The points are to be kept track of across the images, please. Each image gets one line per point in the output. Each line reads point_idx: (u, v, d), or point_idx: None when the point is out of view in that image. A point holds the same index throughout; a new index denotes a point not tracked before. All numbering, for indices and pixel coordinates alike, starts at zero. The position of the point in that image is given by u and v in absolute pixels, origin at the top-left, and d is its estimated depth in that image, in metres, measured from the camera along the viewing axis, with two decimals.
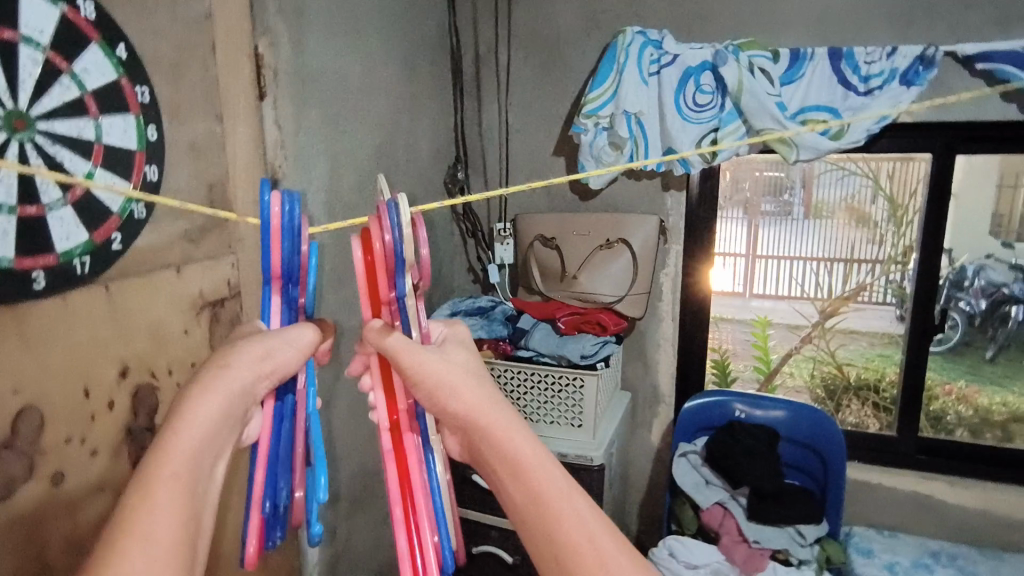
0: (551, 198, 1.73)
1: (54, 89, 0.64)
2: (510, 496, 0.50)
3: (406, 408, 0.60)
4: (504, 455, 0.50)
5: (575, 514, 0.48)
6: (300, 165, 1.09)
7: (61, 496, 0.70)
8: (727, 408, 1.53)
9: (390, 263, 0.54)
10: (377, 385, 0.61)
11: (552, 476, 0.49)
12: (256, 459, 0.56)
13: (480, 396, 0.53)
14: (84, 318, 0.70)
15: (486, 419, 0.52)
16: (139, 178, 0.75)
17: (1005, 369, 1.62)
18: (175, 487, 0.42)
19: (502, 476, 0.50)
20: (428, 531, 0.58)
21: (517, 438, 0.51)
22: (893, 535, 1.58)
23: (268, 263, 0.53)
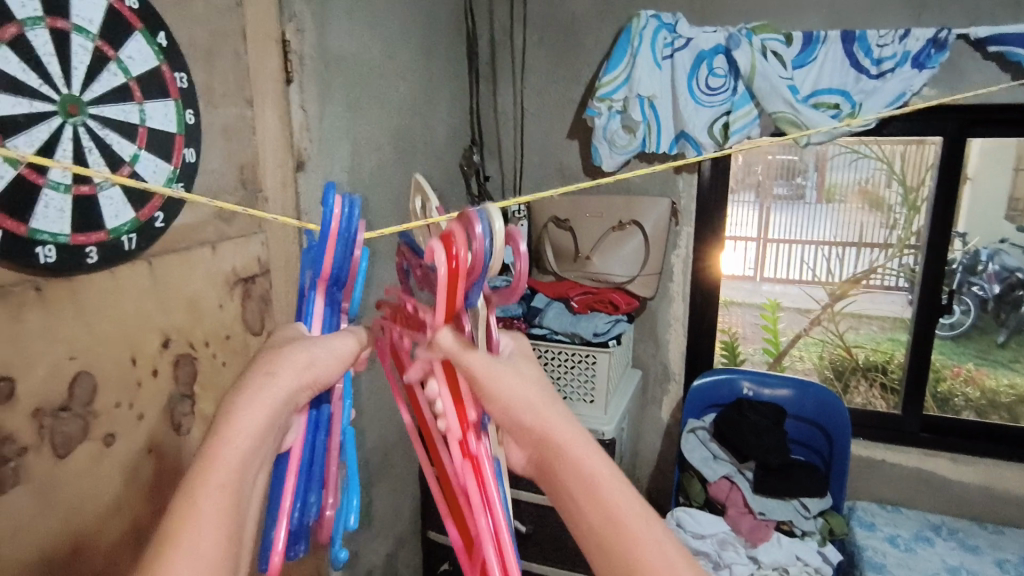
0: (564, 180, 1.76)
1: (103, 76, 0.68)
2: (584, 520, 0.50)
3: (477, 417, 0.57)
4: (580, 474, 0.50)
5: (654, 539, 0.48)
6: (324, 148, 1.13)
7: (112, 455, 0.75)
8: (735, 386, 1.57)
9: (478, 275, 0.53)
10: (445, 391, 0.57)
11: (625, 495, 0.50)
12: (289, 465, 0.55)
13: (554, 412, 0.54)
14: (131, 291, 0.75)
15: (563, 440, 0.52)
16: (179, 159, 0.79)
17: (1015, 352, 1.65)
18: (217, 499, 0.43)
19: (575, 494, 0.50)
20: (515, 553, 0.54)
21: (592, 457, 0.51)
22: (895, 509, 1.63)
23: (321, 263, 0.56)
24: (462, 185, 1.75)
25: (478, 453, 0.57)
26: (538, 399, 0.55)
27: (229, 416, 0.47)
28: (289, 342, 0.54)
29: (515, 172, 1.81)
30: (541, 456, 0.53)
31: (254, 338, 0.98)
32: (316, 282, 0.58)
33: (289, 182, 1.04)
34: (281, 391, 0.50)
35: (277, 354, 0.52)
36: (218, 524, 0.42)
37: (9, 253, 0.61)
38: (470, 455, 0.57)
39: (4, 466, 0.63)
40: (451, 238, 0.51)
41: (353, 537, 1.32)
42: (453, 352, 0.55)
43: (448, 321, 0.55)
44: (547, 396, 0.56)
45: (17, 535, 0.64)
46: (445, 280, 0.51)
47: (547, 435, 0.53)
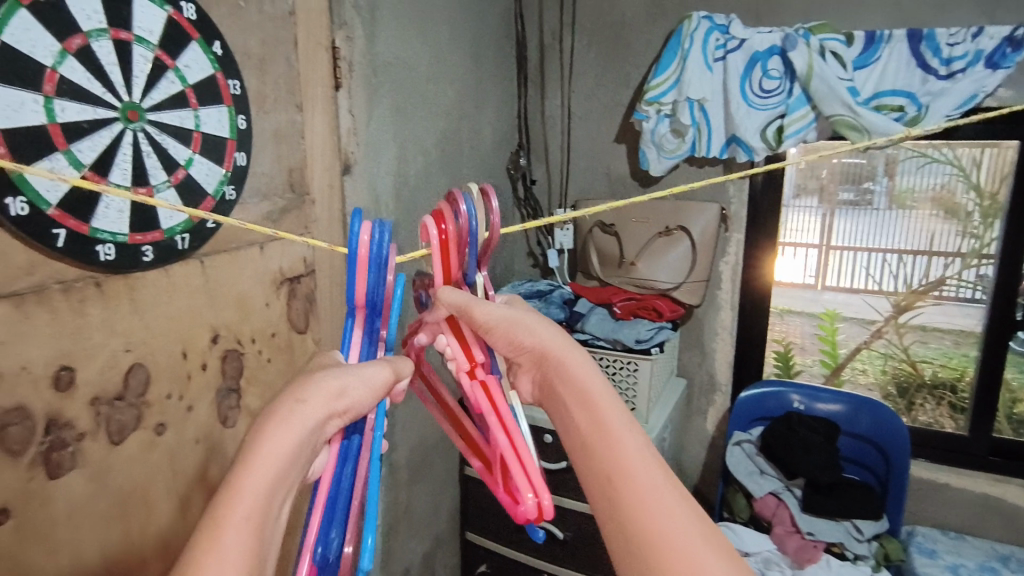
0: (611, 184, 1.74)
1: (162, 84, 0.72)
2: (575, 424, 0.56)
3: (482, 356, 0.65)
4: (574, 382, 0.58)
5: (635, 444, 0.54)
6: (370, 151, 1.15)
7: (162, 444, 0.79)
8: (784, 399, 1.51)
9: (469, 239, 0.62)
10: (451, 337, 0.65)
11: (613, 405, 0.56)
12: (315, 500, 0.57)
13: (550, 333, 0.61)
14: (184, 288, 0.79)
15: (599, 400, 0.56)
16: (230, 164, 0.83)
17: None
18: (243, 534, 0.43)
19: (570, 401, 0.57)
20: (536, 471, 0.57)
21: (584, 369, 0.59)
22: (958, 537, 1.53)
23: (354, 291, 0.59)
24: (508, 189, 1.76)
25: (486, 380, 0.63)
26: (562, 348, 0.60)
27: (256, 446, 0.47)
28: (324, 369, 0.55)
29: (562, 176, 1.80)
30: (547, 375, 0.61)
31: (298, 336, 1.02)
32: (354, 313, 0.61)
33: (336, 185, 1.07)
34: (308, 415, 0.51)
35: (305, 384, 0.53)
36: (241, 554, 0.42)
37: (71, 251, 0.64)
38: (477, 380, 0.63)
39: (63, 450, 0.67)
40: (440, 214, 0.62)
41: (391, 533, 1.34)
42: (457, 305, 0.61)
43: (449, 284, 0.64)
44: (579, 354, 0.60)
45: (72, 515, 0.68)
46: (438, 248, 0.62)
47: (569, 378, 0.58)
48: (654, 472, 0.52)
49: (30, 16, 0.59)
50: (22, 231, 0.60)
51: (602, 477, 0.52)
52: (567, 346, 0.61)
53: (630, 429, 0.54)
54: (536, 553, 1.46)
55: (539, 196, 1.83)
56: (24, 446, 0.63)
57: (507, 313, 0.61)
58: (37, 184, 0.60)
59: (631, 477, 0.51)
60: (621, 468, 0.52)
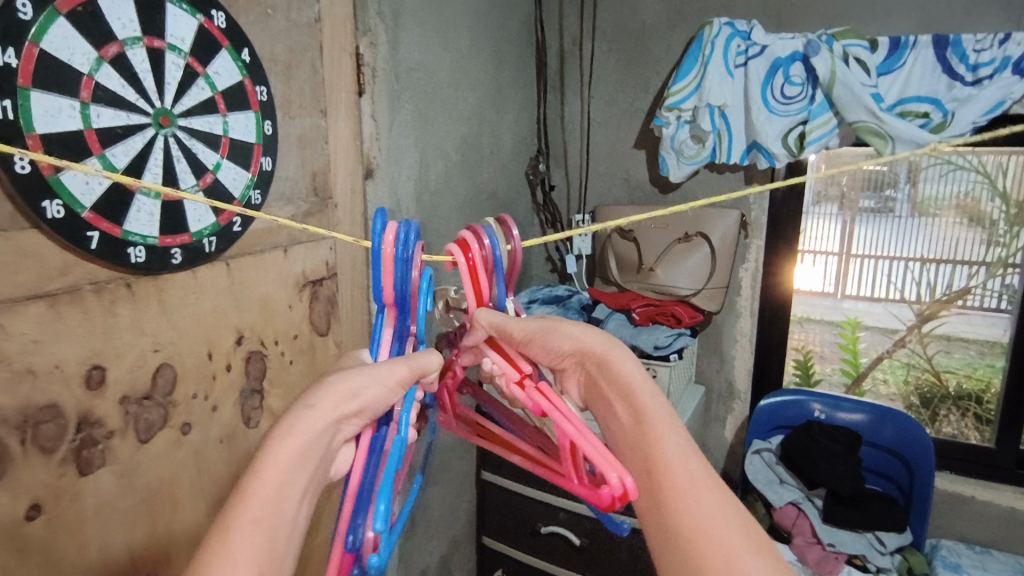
0: (630, 190, 1.74)
1: (192, 90, 0.74)
2: (621, 423, 0.58)
3: (529, 367, 0.67)
4: (618, 380, 0.60)
5: (676, 438, 0.54)
6: (392, 156, 1.17)
7: (187, 443, 0.80)
8: (805, 407, 1.49)
9: (495, 265, 0.66)
10: (495, 354, 0.67)
11: (656, 401, 0.57)
12: (345, 492, 0.58)
13: (586, 334, 0.64)
14: (210, 289, 0.81)
15: (640, 397, 0.57)
16: (256, 168, 0.84)
17: None
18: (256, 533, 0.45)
19: (615, 401, 0.59)
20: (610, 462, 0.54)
21: (628, 368, 0.61)
22: (983, 552, 1.50)
23: (382, 290, 0.60)
24: (527, 194, 1.77)
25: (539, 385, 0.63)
26: (605, 344, 0.63)
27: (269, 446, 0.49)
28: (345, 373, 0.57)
29: (580, 181, 1.80)
30: (591, 374, 0.64)
31: (320, 338, 1.03)
32: (384, 310, 0.62)
33: (358, 189, 1.09)
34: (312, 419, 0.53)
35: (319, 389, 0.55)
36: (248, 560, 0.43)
37: (104, 253, 0.66)
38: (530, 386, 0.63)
39: (93, 447, 0.68)
40: (466, 241, 0.65)
41: (408, 536, 1.35)
42: (496, 324, 0.65)
43: (481, 307, 0.67)
44: (623, 350, 0.63)
45: (100, 511, 0.69)
46: (467, 274, 0.65)
47: (614, 375, 0.61)
48: (694, 463, 0.51)
49: (68, 24, 0.61)
50: (58, 234, 0.62)
51: (643, 470, 0.53)
52: (608, 342, 0.63)
53: (673, 431, 0.54)
54: (552, 559, 1.46)
55: (558, 202, 1.84)
56: (56, 443, 0.64)
57: (539, 324, 0.65)
58: (72, 187, 0.62)
59: (669, 475, 0.51)
60: (661, 460, 0.52)
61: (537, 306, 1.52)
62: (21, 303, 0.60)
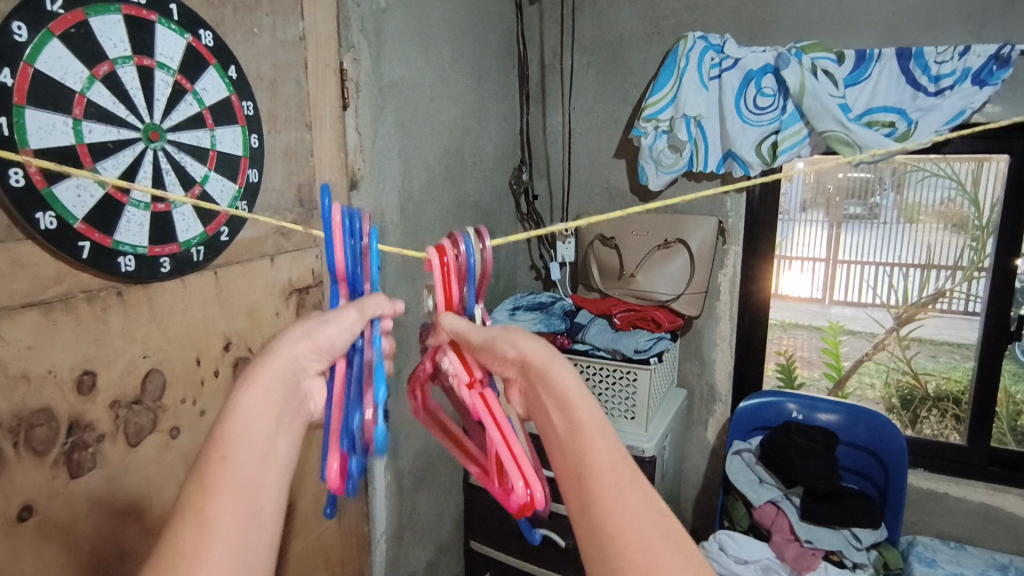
0: (611, 199, 1.78)
1: (181, 106, 0.77)
2: (554, 429, 0.57)
3: (482, 373, 0.70)
4: (553, 390, 0.59)
5: (605, 444, 0.53)
6: (376, 168, 1.20)
7: (176, 447, 0.82)
8: (783, 408, 1.53)
9: (468, 270, 0.71)
10: (455, 356, 0.71)
11: (590, 409, 0.56)
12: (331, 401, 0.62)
13: (533, 346, 0.64)
14: (198, 297, 0.83)
15: (575, 407, 0.57)
16: (243, 180, 0.88)
17: None
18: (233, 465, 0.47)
19: (550, 408, 0.59)
20: (518, 475, 0.62)
21: (565, 375, 0.60)
22: (958, 547, 1.54)
23: (334, 259, 0.62)
24: (510, 203, 1.81)
25: (485, 392, 0.69)
26: (544, 357, 0.62)
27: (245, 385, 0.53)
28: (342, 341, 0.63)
29: (563, 190, 1.84)
30: (530, 385, 0.63)
31: None
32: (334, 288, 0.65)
33: (343, 200, 1.12)
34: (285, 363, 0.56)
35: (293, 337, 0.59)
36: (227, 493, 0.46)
37: (96, 262, 0.69)
38: (476, 391, 0.69)
39: (84, 450, 0.71)
40: (442, 246, 0.69)
41: (396, 539, 1.37)
42: (458, 330, 0.70)
43: (450, 310, 0.71)
44: (563, 363, 0.62)
45: (91, 513, 0.72)
46: (440, 276, 0.69)
47: (550, 385, 0.60)
48: (622, 471, 0.52)
49: (62, 45, 0.64)
50: (53, 246, 0.64)
51: (573, 474, 0.53)
52: (547, 354, 0.62)
53: (602, 433, 0.54)
54: (539, 561, 1.48)
55: (541, 210, 1.88)
56: (49, 446, 0.67)
57: (493, 332, 0.67)
58: (65, 199, 0.65)
59: (598, 478, 0.51)
60: (590, 466, 0.52)
61: (520, 314, 1.55)
62: (16, 311, 0.63)
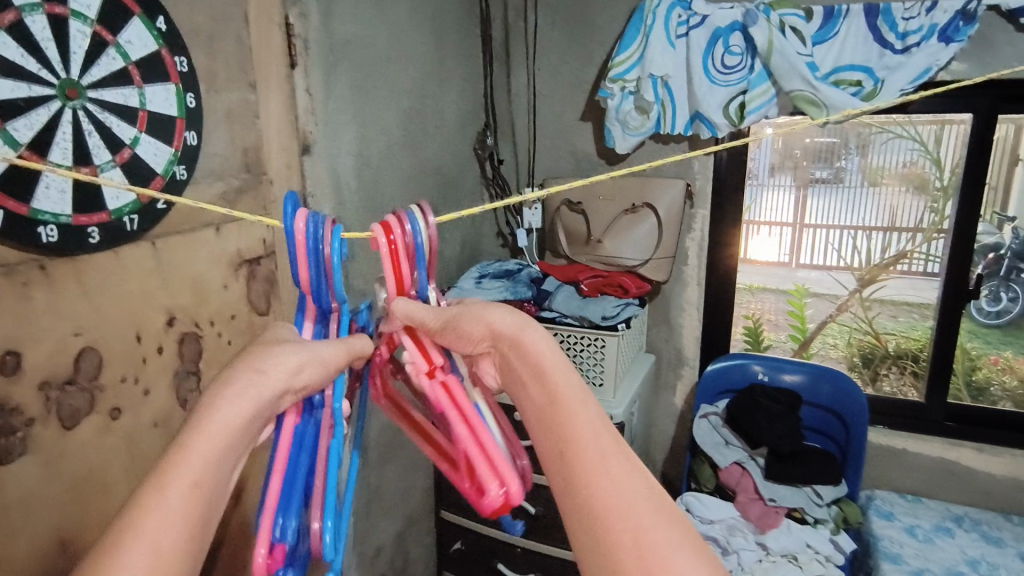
0: (577, 163, 1.75)
1: (102, 60, 0.70)
2: (531, 401, 0.55)
3: (441, 359, 0.67)
4: (528, 360, 0.57)
5: (586, 414, 0.51)
6: (330, 132, 1.14)
7: (118, 428, 0.78)
8: (748, 371, 1.55)
9: (416, 252, 0.65)
10: (411, 343, 0.67)
11: (567, 377, 0.54)
12: (273, 469, 0.61)
13: (504, 316, 0.61)
14: (134, 270, 0.78)
15: (552, 376, 0.54)
16: (180, 143, 0.81)
17: None
18: (172, 527, 0.44)
19: (526, 380, 0.56)
20: (490, 478, 0.59)
21: (540, 343, 0.57)
22: (915, 500, 1.59)
23: (297, 276, 0.62)
24: (475, 169, 1.76)
25: (446, 381, 0.66)
26: (514, 326, 0.60)
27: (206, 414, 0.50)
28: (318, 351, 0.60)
29: (529, 154, 1.80)
30: (503, 356, 0.60)
31: (260, 318, 1.01)
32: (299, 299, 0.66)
33: (294, 165, 1.06)
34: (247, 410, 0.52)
35: (246, 368, 0.55)
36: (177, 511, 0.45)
37: (11, 232, 0.63)
38: (437, 380, 0.66)
39: (12, 435, 0.66)
40: (388, 224, 0.64)
41: (363, 513, 1.35)
42: (412, 315, 0.66)
43: (402, 294, 0.67)
44: (535, 329, 0.59)
45: (24, 501, 0.67)
46: (389, 259, 0.64)
47: (525, 355, 0.57)
48: (606, 443, 0.49)
49: None
50: None
51: (554, 448, 0.50)
52: (518, 323, 0.60)
53: (582, 403, 0.52)
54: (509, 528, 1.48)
55: (507, 176, 1.83)
56: None
57: (452, 311, 0.64)
58: None
59: (581, 454, 0.49)
60: (572, 439, 0.50)
61: (486, 282, 1.51)
62: None
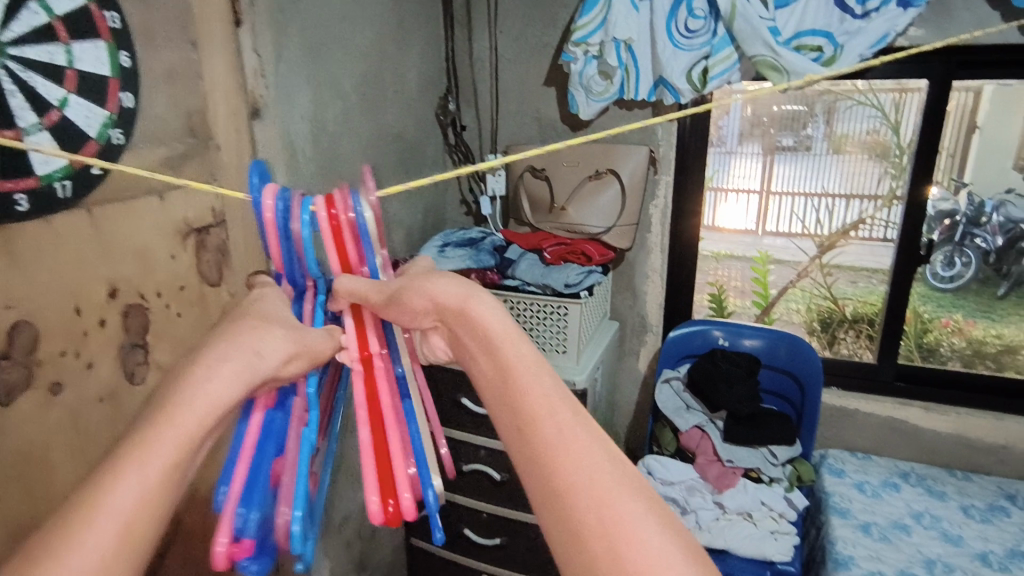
0: (541, 129, 1.72)
1: (23, 14, 0.66)
2: (484, 376, 0.54)
3: (377, 347, 0.67)
4: (478, 333, 0.55)
5: (540, 387, 0.50)
6: (282, 95, 1.09)
7: (60, 404, 0.75)
8: (709, 336, 1.58)
9: (359, 231, 0.64)
10: (349, 329, 0.66)
11: (518, 349, 0.53)
12: (239, 451, 0.60)
13: (450, 288, 0.59)
14: (70, 239, 0.74)
15: (503, 348, 0.53)
16: (115, 105, 0.77)
17: (1015, 306, 1.64)
18: (128, 496, 0.42)
19: (478, 356, 0.55)
20: (373, 494, 0.59)
21: (490, 316, 0.56)
22: (866, 457, 1.64)
23: (269, 251, 0.64)
24: (438, 135, 1.74)
25: (376, 372, 0.66)
26: (460, 297, 0.59)
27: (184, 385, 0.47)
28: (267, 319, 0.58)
29: (492, 120, 1.76)
30: (454, 330, 0.58)
31: (211, 289, 0.97)
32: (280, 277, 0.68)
33: (243, 129, 1.02)
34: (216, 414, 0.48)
35: (221, 350, 0.51)
36: (139, 482, 0.43)
37: None
38: (366, 372, 0.66)
39: None
40: (331, 198, 0.63)
41: (327, 483, 1.35)
42: (354, 292, 0.64)
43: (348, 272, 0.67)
44: (482, 298, 0.58)
45: None
46: (330, 235, 0.64)
47: (474, 327, 0.56)
48: (563, 415, 0.49)
49: None
50: None
51: (512, 425, 0.49)
52: (465, 293, 0.59)
53: (537, 375, 0.51)
54: (475, 495, 1.50)
55: (470, 142, 1.80)
56: None
57: (395, 285, 0.62)
58: None
59: (539, 428, 0.48)
60: (529, 415, 0.49)
61: (448, 250, 1.49)
62: None
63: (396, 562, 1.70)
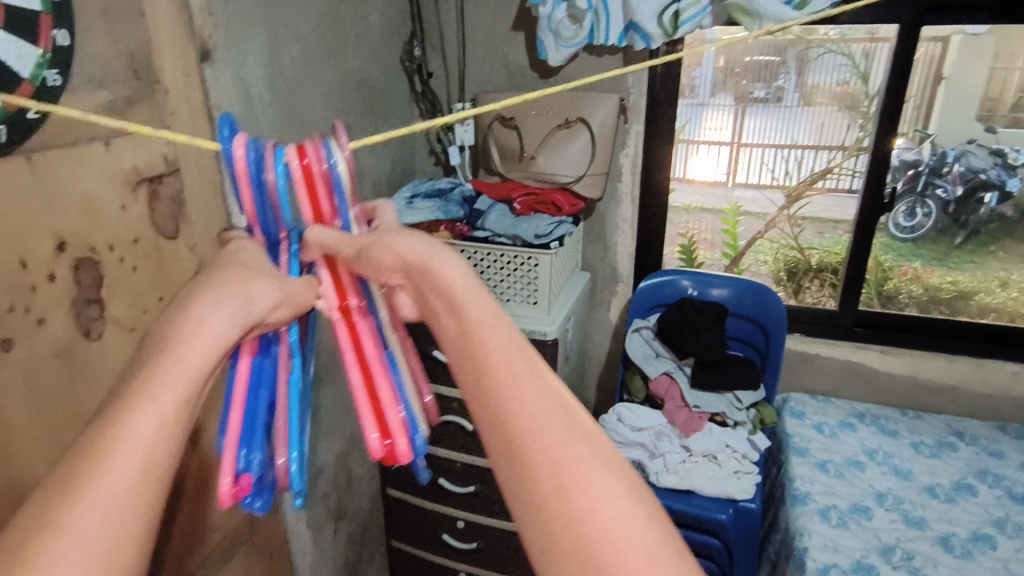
0: (511, 76, 1.68)
1: None
2: (444, 330, 0.53)
3: (356, 298, 0.66)
4: (438, 287, 0.54)
5: (499, 338, 0.50)
6: (233, 36, 1.03)
7: (11, 360, 0.73)
8: (679, 286, 1.59)
9: (334, 181, 0.62)
10: (325, 279, 0.65)
11: (478, 301, 0.52)
12: (230, 403, 0.60)
13: (413, 243, 0.57)
14: (8, 188, 0.70)
15: (463, 304, 0.52)
16: (47, 43, 0.72)
17: (971, 254, 1.70)
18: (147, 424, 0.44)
19: (438, 309, 0.54)
20: (372, 429, 0.63)
21: (450, 270, 0.54)
22: (826, 399, 1.70)
23: (241, 201, 0.63)
24: (403, 80, 1.66)
25: (357, 322, 0.66)
26: (424, 253, 0.56)
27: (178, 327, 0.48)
28: (226, 271, 0.57)
29: (459, 66, 1.70)
30: (417, 285, 0.57)
31: (168, 241, 0.94)
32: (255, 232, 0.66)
33: (193, 72, 0.96)
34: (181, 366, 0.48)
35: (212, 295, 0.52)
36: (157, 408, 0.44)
37: None
38: (349, 322, 0.66)
39: None
40: (303, 148, 0.62)
41: None
42: (329, 244, 0.62)
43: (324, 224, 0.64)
44: (446, 253, 0.56)
45: None
46: (304, 186, 0.62)
47: (435, 282, 0.54)
48: (520, 365, 0.48)
49: None
50: None
51: (469, 376, 0.49)
52: (430, 248, 0.56)
53: (493, 326, 0.50)
54: (449, 445, 1.51)
55: (437, 91, 1.74)
56: None
57: (366, 239, 0.60)
58: None
59: (495, 379, 0.48)
60: (486, 366, 0.48)
61: (415, 202, 1.46)
62: None
63: (372, 510, 1.72)
